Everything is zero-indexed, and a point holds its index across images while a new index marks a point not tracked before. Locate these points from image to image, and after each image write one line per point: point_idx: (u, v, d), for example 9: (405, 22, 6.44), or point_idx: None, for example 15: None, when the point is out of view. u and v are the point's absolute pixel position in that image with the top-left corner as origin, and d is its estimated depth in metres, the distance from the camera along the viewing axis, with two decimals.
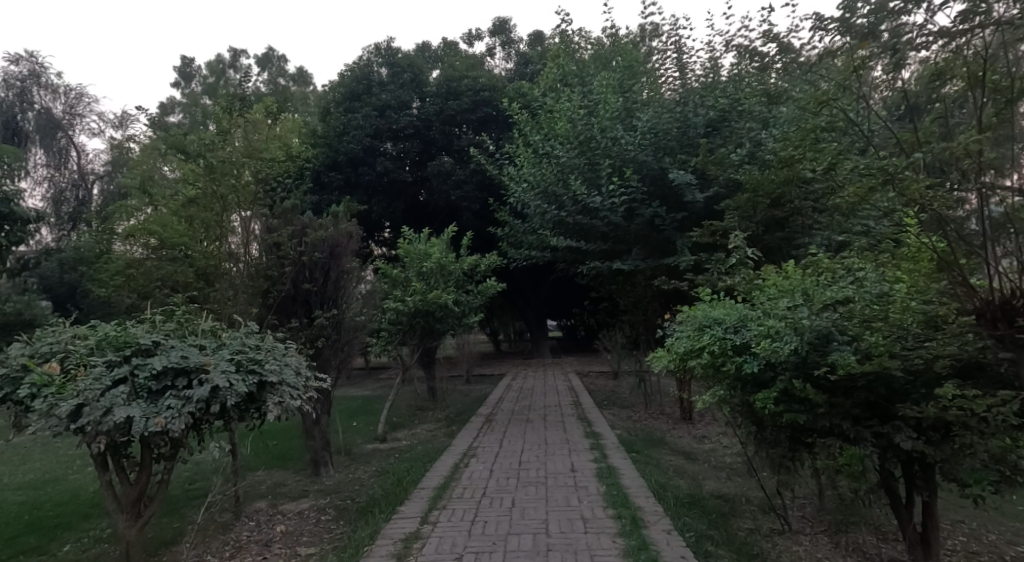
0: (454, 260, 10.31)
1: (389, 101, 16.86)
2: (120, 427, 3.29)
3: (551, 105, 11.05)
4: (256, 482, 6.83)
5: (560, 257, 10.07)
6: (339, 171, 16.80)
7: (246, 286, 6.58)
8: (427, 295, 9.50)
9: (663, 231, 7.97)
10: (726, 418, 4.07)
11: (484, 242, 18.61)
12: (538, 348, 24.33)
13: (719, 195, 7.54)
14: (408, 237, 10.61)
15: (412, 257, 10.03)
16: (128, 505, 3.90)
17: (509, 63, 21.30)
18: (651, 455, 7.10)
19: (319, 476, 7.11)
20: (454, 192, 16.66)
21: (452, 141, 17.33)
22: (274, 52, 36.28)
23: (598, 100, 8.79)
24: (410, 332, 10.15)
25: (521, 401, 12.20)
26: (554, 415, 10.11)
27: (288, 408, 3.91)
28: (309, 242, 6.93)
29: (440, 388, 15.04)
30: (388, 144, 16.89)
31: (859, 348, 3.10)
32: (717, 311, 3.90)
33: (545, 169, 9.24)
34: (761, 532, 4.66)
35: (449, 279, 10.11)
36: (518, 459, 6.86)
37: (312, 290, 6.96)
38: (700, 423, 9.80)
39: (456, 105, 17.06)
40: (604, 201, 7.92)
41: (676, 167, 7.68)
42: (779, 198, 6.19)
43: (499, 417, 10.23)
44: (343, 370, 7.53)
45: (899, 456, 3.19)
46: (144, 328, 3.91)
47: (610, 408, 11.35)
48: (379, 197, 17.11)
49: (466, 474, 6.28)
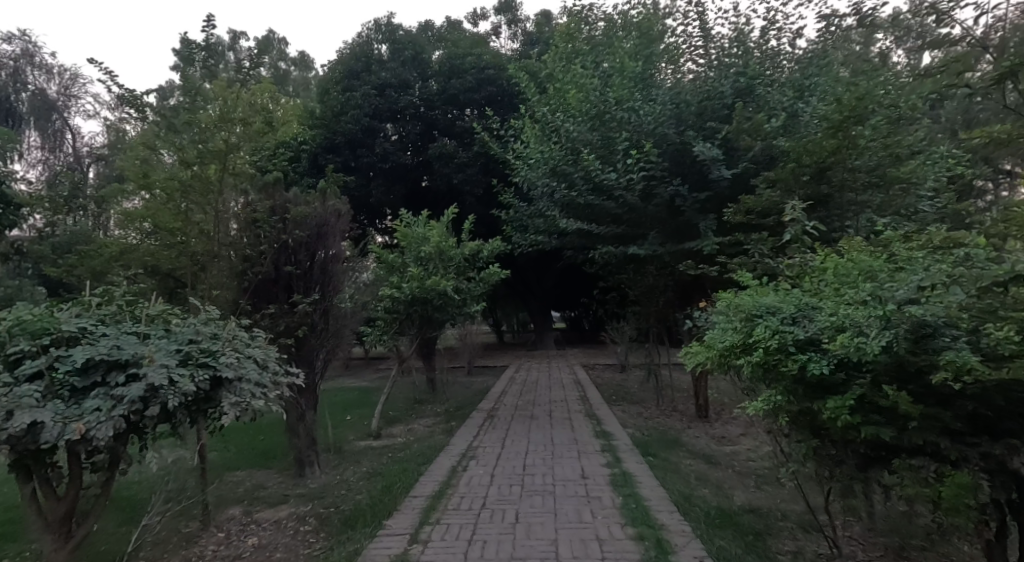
0: (455, 245, 9.61)
1: (388, 79, 16.20)
2: (27, 434, 2.63)
3: (561, 81, 10.33)
4: (232, 484, 6.19)
5: (570, 243, 9.37)
6: (336, 154, 16.08)
7: (223, 268, 5.89)
8: (425, 281, 8.80)
9: (684, 212, 7.28)
10: (775, 427, 3.38)
11: (487, 229, 17.87)
12: (542, 339, 23.68)
13: (748, 173, 6.81)
14: (406, 220, 9.92)
15: (409, 242, 9.34)
16: (56, 522, 3.22)
17: (515, 43, 20.49)
18: (669, 459, 6.46)
19: (303, 478, 6.46)
20: (456, 175, 15.95)
21: (455, 122, 16.61)
22: (273, 35, 35.76)
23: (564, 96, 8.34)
24: (407, 320, 9.51)
25: (524, 395, 11.58)
26: (559, 411, 9.47)
27: (249, 409, 3.25)
28: (293, 219, 6.23)
29: (439, 380, 14.42)
30: (388, 125, 16.24)
31: (975, 346, 2.37)
32: (769, 298, 3.22)
33: (553, 145, 8.57)
34: (807, 558, 3.98)
35: (448, 265, 9.40)
36: (522, 462, 6.20)
37: (294, 272, 6.29)
38: (717, 422, 9.16)
39: (459, 84, 16.28)
40: (620, 177, 7.19)
41: (699, 140, 6.96)
42: (822, 172, 5.50)
43: (501, 413, 9.58)
44: (330, 362, 6.88)
45: (1014, 484, 2.48)
46: (73, 312, 3.24)
47: (619, 405, 10.70)
48: (378, 180, 16.43)
49: (464, 479, 5.62)
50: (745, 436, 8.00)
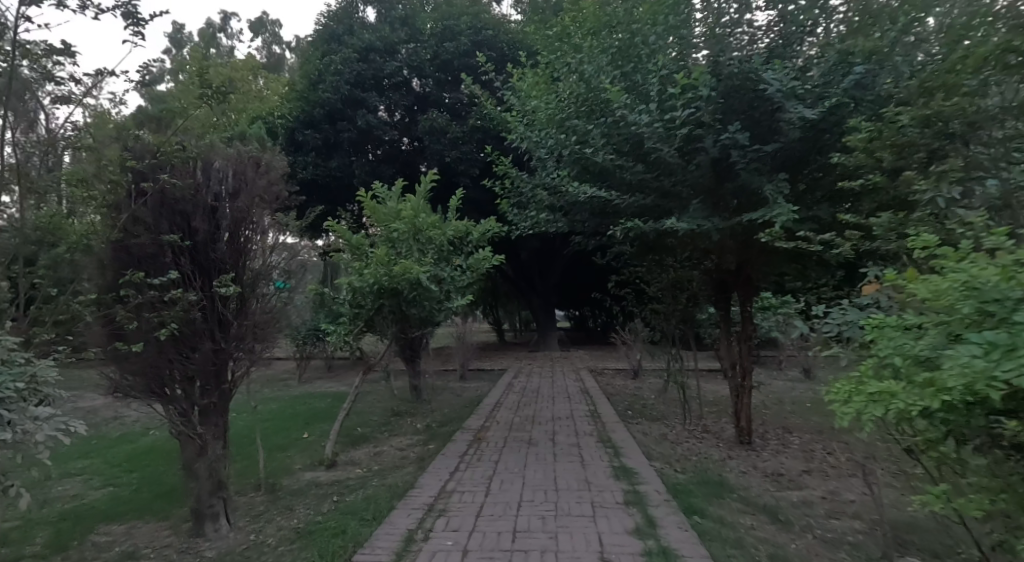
0: (437, 223, 7.69)
1: (373, 43, 14.38)
2: None
3: (573, 24, 8.50)
4: (97, 549, 4.33)
5: (581, 221, 7.44)
6: (316, 129, 14.32)
7: (86, 235, 4.01)
8: (393, 267, 6.81)
9: (739, 172, 5.37)
10: None
11: (482, 216, 15.90)
12: (545, 340, 21.63)
13: (836, 112, 4.97)
14: (378, 192, 8.00)
15: (379, 217, 7.42)
16: None
17: (517, 10, 18.50)
18: (724, 520, 4.51)
19: (203, 536, 4.59)
20: (450, 152, 14.01)
21: (450, 93, 14.71)
22: (268, 16, 33.97)
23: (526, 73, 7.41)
24: (377, 316, 7.60)
25: (523, 408, 9.68)
26: (565, 433, 7.55)
27: None
28: (196, 168, 4.40)
29: (426, 388, 12.52)
30: (372, 95, 14.33)
31: None
32: None
33: (567, 92, 6.86)
34: None
35: (427, 247, 7.46)
36: (511, 525, 4.27)
37: (194, 248, 4.39)
38: (765, 450, 7.24)
39: (453, 47, 14.42)
40: (655, 121, 5.46)
41: (763, 69, 5.14)
42: (970, 91, 3.72)
43: (493, 434, 7.67)
44: (250, 373, 4.98)
45: None
46: None
47: (638, 423, 8.78)
48: (362, 159, 14.51)
49: (424, 558, 3.70)
50: (810, 476, 6.05)
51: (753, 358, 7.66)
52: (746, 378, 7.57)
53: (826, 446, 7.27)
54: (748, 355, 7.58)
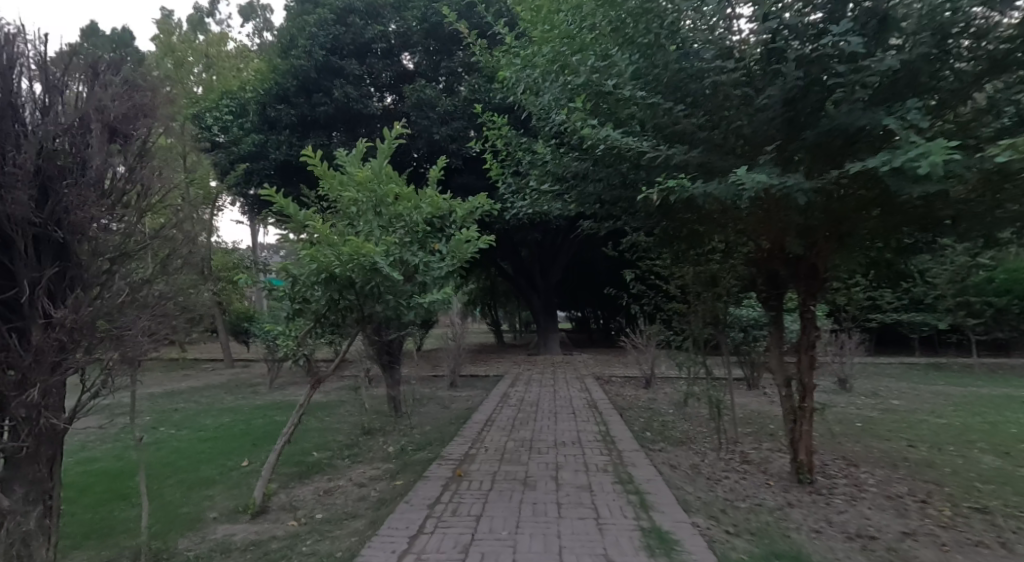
0: (411, 195, 6.00)
1: (353, 3, 12.78)
2: None
3: None
4: None
5: (596, 193, 5.72)
6: (290, 104, 12.72)
7: None
8: (345, 247, 5.08)
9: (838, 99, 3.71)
10: None
11: (468, 192, 13.64)
12: (545, 342, 19.84)
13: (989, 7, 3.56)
14: (335, 158, 6.24)
15: (332, 185, 5.67)
16: None
17: None
18: None
19: None
20: (439, 127, 12.36)
21: (441, 62, 13.08)
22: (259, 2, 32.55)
23: (507, 40, 6.75)
24: (331, 318, 5.89)
25: (518, 428, 7.97)
26: (571, 468, 5.82)
27: None
28: (8, 66, 2.82)
29: (409, 399, 10.85)
30: (352, 62, 12.68)
31: None
32: None
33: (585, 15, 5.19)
34: None
35: (395, 225, 5.76)
36: None
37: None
38: (836, 493, 5.49)
39: (443, 8, 12.79)
40: None
41: None
42: None
43: (479, 467, 5.95)
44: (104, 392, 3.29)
45: None
46: None
47: (661, 451, 7.05)
48: (340, 136, 12.86)
49: None
50: (916, 543, 4.27)
51: (814, 373, 5.95)
52: (805, 399, 5.86)
53: (914, 491, 5.52)
54: (809, 370, 5.87)
